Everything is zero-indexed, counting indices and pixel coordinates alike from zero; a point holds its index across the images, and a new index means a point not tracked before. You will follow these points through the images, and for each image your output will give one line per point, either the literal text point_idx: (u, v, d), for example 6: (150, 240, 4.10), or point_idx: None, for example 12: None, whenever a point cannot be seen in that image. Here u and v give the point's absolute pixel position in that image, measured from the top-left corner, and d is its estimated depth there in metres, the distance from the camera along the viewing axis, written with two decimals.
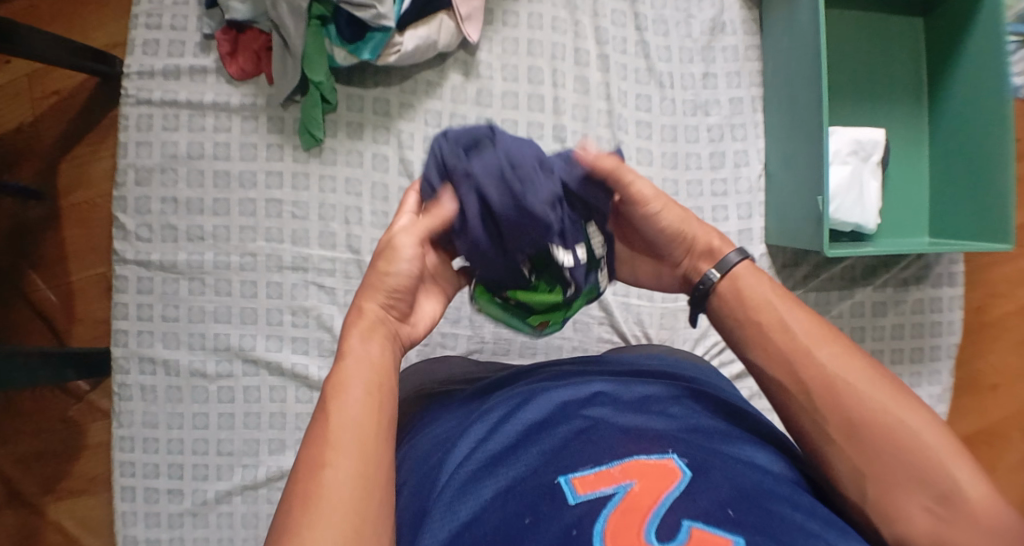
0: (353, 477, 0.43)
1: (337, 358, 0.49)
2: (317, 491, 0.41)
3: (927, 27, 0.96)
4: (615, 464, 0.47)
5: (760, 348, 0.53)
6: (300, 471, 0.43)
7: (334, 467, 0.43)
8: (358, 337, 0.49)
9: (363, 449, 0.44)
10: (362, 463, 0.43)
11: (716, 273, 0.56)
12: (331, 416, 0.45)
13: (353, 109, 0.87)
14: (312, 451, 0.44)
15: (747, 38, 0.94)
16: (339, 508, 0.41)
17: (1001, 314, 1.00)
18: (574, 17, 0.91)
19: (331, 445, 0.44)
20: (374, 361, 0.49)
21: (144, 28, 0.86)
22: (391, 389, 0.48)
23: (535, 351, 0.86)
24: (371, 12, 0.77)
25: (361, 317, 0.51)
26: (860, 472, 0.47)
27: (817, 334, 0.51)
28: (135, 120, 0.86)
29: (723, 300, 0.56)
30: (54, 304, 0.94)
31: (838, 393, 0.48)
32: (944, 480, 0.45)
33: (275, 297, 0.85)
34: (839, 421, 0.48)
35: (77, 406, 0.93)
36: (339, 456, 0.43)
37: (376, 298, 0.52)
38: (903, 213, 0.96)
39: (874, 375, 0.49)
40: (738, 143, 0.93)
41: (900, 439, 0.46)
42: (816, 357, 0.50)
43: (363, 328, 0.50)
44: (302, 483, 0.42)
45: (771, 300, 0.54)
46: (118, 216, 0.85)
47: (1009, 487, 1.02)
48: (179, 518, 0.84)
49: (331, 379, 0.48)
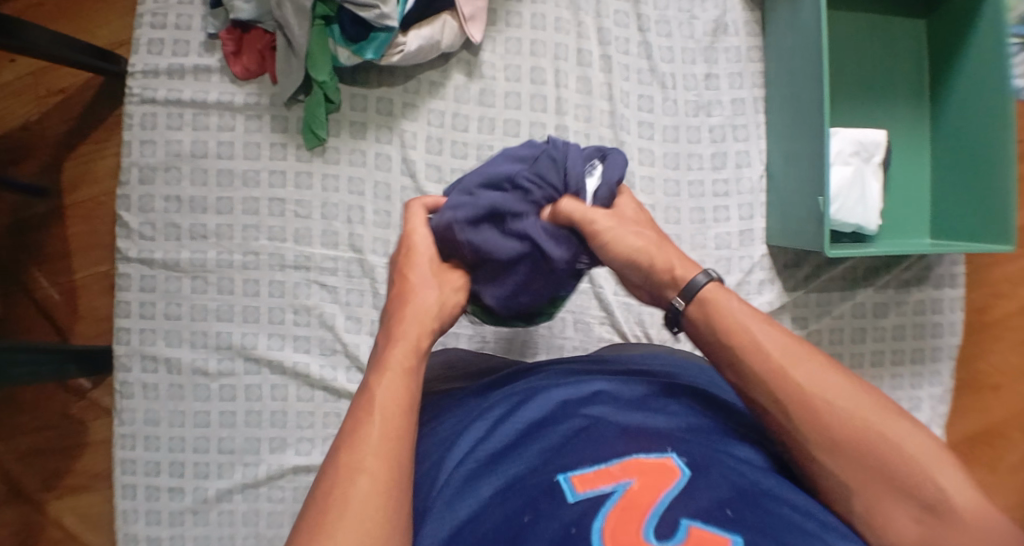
0: (381, 480, 0.42)
1: (375, 372, 0.50)
2: (347, 499, 0.41)
3: (928, 29, 0.97)
4: (615, 462, 0.47)
5: (737, 369, 0.52)
6: (333, 475, 0.43)
7: (367, 470, 0.43)
8: (403, 350, 0.51)
9: (393, 454, 0.44)
10: (392, 468, 0.43)
11: (682, 302, 0.56)
12: (371, 420, 0.45)
13: (356, 108, 0.87)
14: (346, 457, 0.44)
15: (749, 40, 0.94)
16: (370, 511, 0.41)
17: (1003, 316, 1.00)
18: (577, 17, 0.91)
19: (366, 449, 0.44)
20: (409, 373, 0.50)
21: (150, 27, 0.86)
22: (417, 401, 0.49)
23: (537, 351, 0.86)
24: (376, 12, 0.77)
25: (405, 334, 0.53)
26: (848, 487, 0.47)
27: (792, 351, 0.51)
28: (140, 118, 0.86)
29: (697, 319, 0.55)
30: (56, 301, 0.94)
31: (816, 412, 0.48)
32: (932, 491, 0.44)
33: (278, 295, 0.86)
34: (820, 439, 0.48)
35: (79, 403, 0.93)
36: (372, 460, 0.43)
37: (431, 324, 0.56)
38: (904, 214, 0.96)
39: (852, 390, 0.49)
40: (740, 144, 0.93)
41: (884, 453, 0.46)
42: (792, 377, 0.50)
43: (406, 345, 0.52)
44: (335, 485, 0.42)
45: (745, 319, 0.53)
46: (121, 214, 0.85)
47: (1010, 490, 1.01)
48: (179, 516, 0.84)
49: (366, 388, 0.48)
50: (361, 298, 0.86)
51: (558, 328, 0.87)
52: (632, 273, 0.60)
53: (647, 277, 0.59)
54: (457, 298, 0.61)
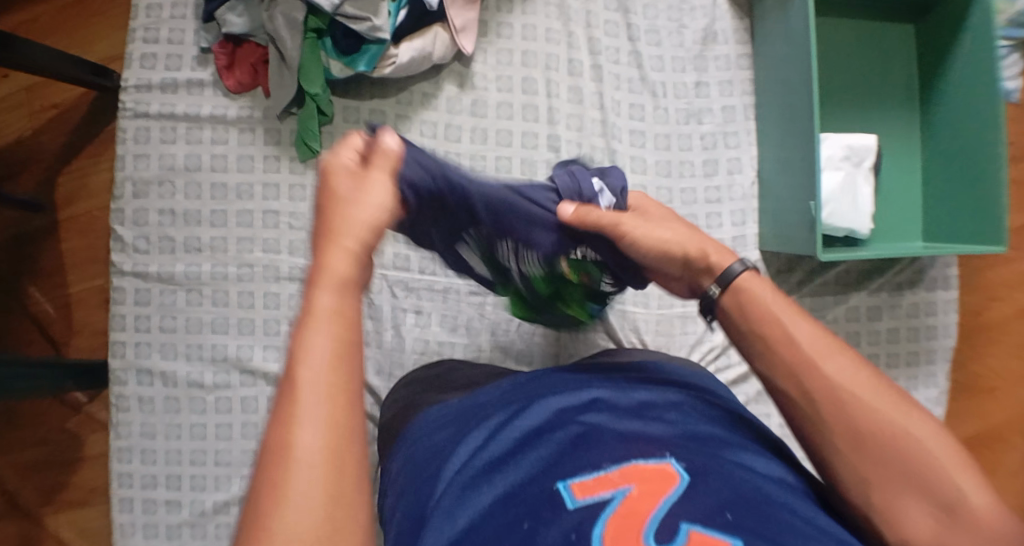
0: (328, 468, 0.31)
1: (302, 318, 0.36)
2: (288, 493, 0.30)
3: (917, 34, 0.97)
4: (614, 470, 0.47)
5: (765, 358, 0.52)
6: (260, 473, 0.31)
7: (305, 460, 0.31)
8: (328, 292, 0.37)
9: (335, 439, 0.32)
10: (340, 450, 0.32)
11: (716, 288, 0.57)
12: (296, 394, 0.33)
13: (349, 120, 0.88)
14: (275, 442, 0.32)
15: (739, 47, 0.95)
16: (315, 520, 0.30)
17: (997, 316, 1.00)
18: (568, 27, 0.92)
19: (295, 440, 0.32)
20: (348, 314, 0.37)
21: (143, 42, 0.87)
22: (358, 348, 0.36)
23: (533, 359, 0.86)
24: (368, 24, 0.78)
25: (331, 263, 0.38)
26: (863, 480, 0.47)
27: (824, 344, 0.50)
28: (133, 132, 0.86)
29: (728, 311, 0.56)
30: (51, 315, 0.94)
31: (843, 402, 0.47)
32: (951, 493, 0.44)
33: (273, 307, 0.86)
34: (844, 430, 0.47)
35: (75, 417, 0.93)
36: (309, 447, 0.32)
37: (349, 243, 0.40)
38: (897, 217, 0.97)
39: (881, 384, 0.48)
40: (732, 151, 0.93)
41: (907, 452, 0.45)
42: (822, 366, 0.49)
43: (326, 283, 0.37)
44: (265, 492, 0.31)
45: (777, 309, 0.52)
46: (116, 228, 0.86)
47: (1007, 492, 1.02)
48: (176, 530, 0.84)
49: (287, 352, 0.35)
50: None
51: (554, 337, 0.87)
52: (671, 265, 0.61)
53: (685, 266, 0.60)
54: (387, 195, 0.43)
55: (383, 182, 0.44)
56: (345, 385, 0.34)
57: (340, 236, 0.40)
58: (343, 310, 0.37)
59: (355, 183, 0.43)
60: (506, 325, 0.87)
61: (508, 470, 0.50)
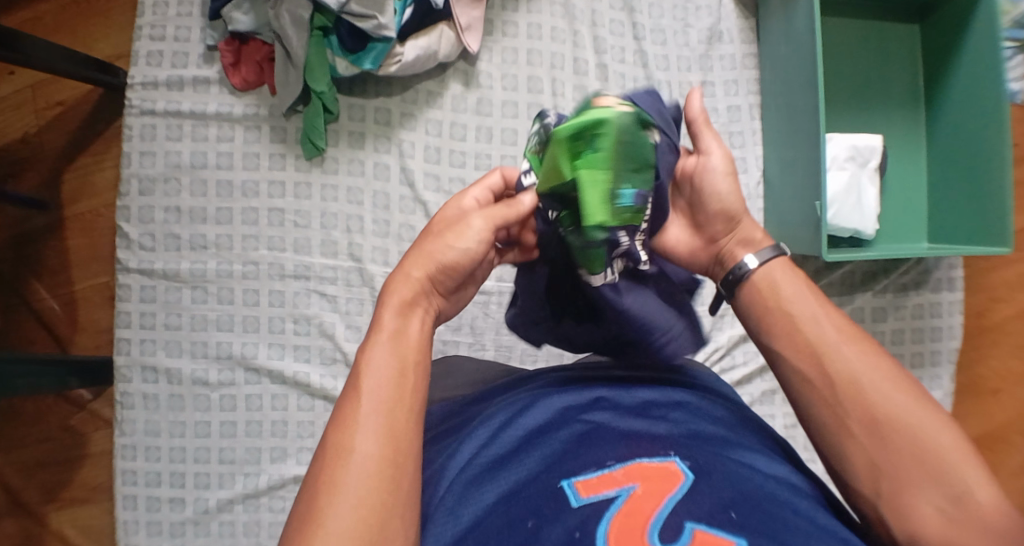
0: (377, 458, 0.41)
1: (369, 335, 0.47)
2: (341, 476, 0.40)
3: (923, 34, 0.97)
4: (618, 467, 0.47)
5: (786, 338, 0.53)
6: (323, 457, 0.41)
7: (360, 451, 0.41)
8: (394, 311, 0.47)
9: (390, 430, 0.42)
10: (388, 445, 0.41)
11: (752, 263, 0.56)
12: (361, 394, 0.43)
13: (354, 118, 0.88)
14: (336, 435, 0.41)
15: (744, 47, 0.95)
16: (364, 497, 0.39)
17: (1002, 318, 1.00)
18: (573, 27, 0.92)
19: (358, 427, 0.41)
20: (403, 337, 0.46)
21: (149, 39, 0.87)
22: (417, 367, 0.46)
23: (537, 357, 0.86)
24: (373, 22, 0.78)
25: (396, 288, 0.49)
26: (876, 468, 0.48)
27: (843, 333, 0.52)
28: (139, 129, 0.86)
29: (755, 292, 0.56)
30: (56, 312, 0.94)
31: (860, 389, 0.49)
32: (957, 482, 0.45)
33: (278, 305, 0.86)
34: (859, 416, 0.49)
35: (79, 415, 0.93)
36: (363, 439, 0.41)
37: (416, 272, 0.50)
38: (902, 218, 0.96)
39: (896, 378, 0.49)
40: (737, 151, 0.93)
41: (918, 439, 0.47)
42: (841, 354, 0.51)
43: (396, 304, 0.48)
44: (323, 474, 0.40)
45: (805, 297, 0.54)
46: (121, 225, 0.86)
47: (1011, 494, 1.01)
48: (180, 527, 0.84)
49: (357, 360, 0.45)
50: (360, 307, 0.86)
51: None
52: (717, 227, 0.60)
53: (732, 233, 0.59)
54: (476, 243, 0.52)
55: (477, 233, 0.52)
56: (406, 391, 0.44)
57: (417, 264, 0.50)
58: (413, 335, 0.47)
59: (455, 223, 0.53)
60: None
61: (513, 466, 0.50)
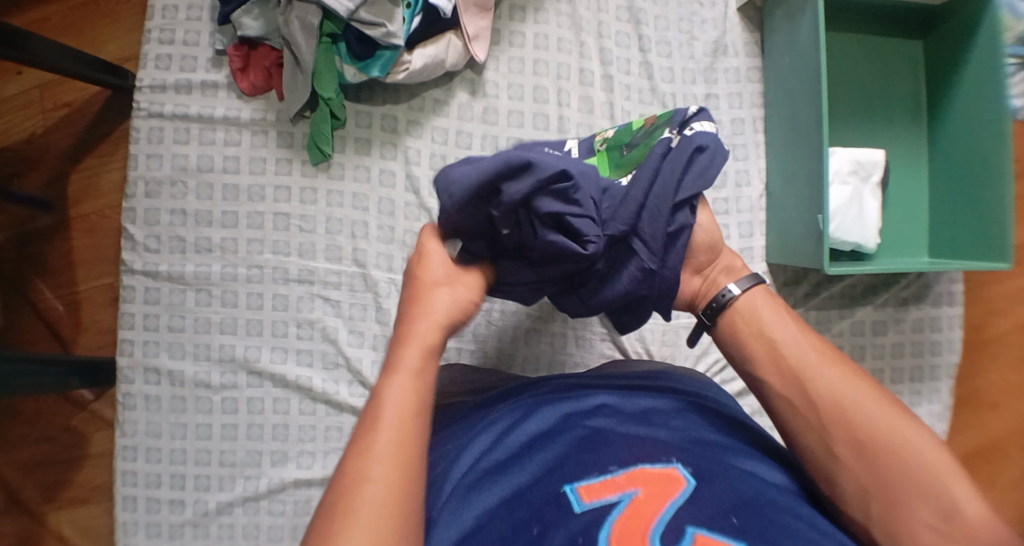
0: (390, 487, 0.42)
1: (385, 375, 0.50)
2: (358, 502, 0.41)
3: (926, 50, 0.98)
4: (620, 472, 0.48)
5: (771, 365, 0.55)
6: (342, 483, 0.43)
7: (377, 480, 0.42)
8: (415, 354, 0.51)
9: (401, 459, 0.44)
10: (401, 475, 0.43)
11: (736, 290, 0.60)
12: (379, 428, 0.45)
13: (361, 124, 0.88)
14: (357, 462, 0.44)
15: (749, 60, 0.95)
16: (374, 520, 0.41)
17: (1001, 333, 1.01)
18: (579, 37, 0.92)
19: (377, 455, 0.44)
20: (421, 376, 0.50)
21: (158, 43, 0.88)
22: (430, 404, 0.49)
23: (538, 366, 0.86)
24: (382, 30, 0.79)
25: (417, 336, 0.53)
26: (866, 489, 0.48)
27: (824, 356, 0.54)
28: (146, 132, 0.87)
29: (739, 318, 0.59)
30: (60, 313, 0.94)
31: (846, 411, 0.50)
32: (947, 495, 0.46)
33: (281, 309, 0.86)
34: (846, 439, 0.50)
35: (80, 415, 0.94)
36: (377, 466, 0.43)
37: (438, 321, 0.56)
38: (902, 232, 0.97)
39: (880, 399, 0.51)
40: (740, 163, 0.94)
41: (903, 455, 0.48)
42: (824, 378, 0.52)
43: (418, 346, 0.53)
44: (343, 497, 0.42)
45: (783, 321, 0.57)
46: (127, 227, 0.86)
47: (1009, 509, 1.01)
48: (179, 529, 0.84)
49: (372, 397, 0.48)
50: (363, 312, 0.87)
51: (559, 344, 0.87)
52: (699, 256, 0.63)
53: (713, 262, 0.63)
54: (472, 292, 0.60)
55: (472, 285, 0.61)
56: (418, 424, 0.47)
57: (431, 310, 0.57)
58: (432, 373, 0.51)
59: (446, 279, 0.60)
60: (512, 332, 0.87)
61: (511, 471, 0.50)
